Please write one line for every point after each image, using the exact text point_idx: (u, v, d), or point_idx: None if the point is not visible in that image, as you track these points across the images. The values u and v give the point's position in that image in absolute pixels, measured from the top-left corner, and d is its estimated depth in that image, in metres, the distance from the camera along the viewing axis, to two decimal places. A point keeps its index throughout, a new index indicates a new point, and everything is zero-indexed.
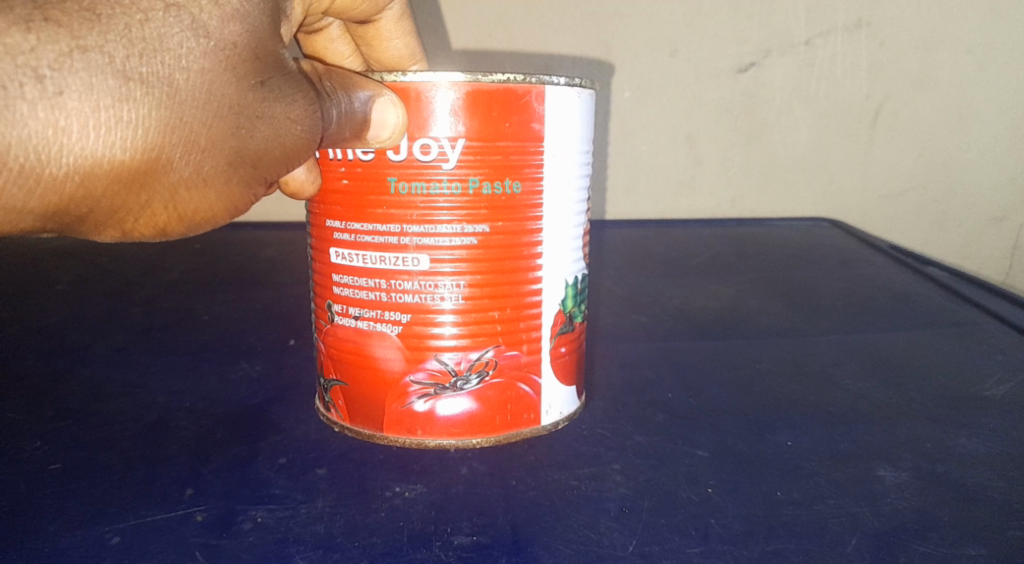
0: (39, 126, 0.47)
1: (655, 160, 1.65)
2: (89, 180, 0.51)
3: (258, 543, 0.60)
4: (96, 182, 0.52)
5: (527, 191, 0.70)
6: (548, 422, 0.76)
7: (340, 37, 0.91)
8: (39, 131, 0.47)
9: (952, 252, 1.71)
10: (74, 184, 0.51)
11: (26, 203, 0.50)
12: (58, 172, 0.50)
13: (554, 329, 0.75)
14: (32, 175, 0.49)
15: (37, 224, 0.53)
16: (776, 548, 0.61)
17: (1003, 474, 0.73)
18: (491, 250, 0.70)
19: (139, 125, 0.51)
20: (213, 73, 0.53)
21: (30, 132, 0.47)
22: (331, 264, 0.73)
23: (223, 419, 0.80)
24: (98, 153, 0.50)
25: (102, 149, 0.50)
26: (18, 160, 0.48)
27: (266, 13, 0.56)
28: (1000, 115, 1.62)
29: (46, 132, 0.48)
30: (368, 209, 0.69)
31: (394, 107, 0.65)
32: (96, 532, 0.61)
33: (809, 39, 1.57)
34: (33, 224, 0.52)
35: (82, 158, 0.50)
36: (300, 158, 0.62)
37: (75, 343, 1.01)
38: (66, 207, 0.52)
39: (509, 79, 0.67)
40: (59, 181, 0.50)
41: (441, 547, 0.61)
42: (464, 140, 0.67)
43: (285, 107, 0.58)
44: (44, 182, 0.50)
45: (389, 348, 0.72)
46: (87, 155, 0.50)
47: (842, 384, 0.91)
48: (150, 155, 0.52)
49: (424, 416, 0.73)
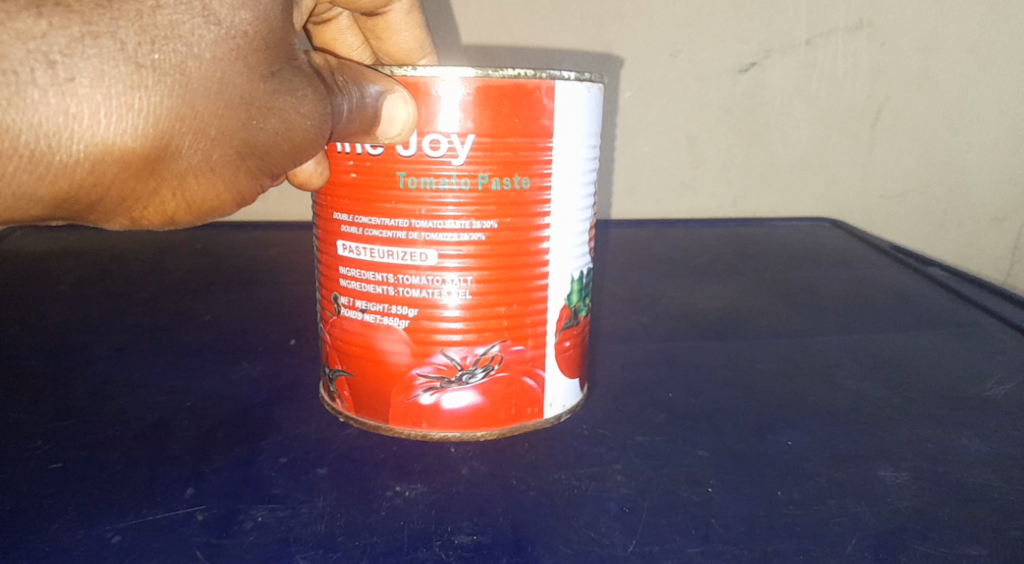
0: (51, 112, 0.47)
1: (656, 161, 1.65)
2: (99, 168, 0.52)
3: (258, 542, 0.60)
4: (106, 169, 0.52)
5: (535, 187, 0.70)
6: (551, 416, 0.77)
7: (349, 27, 0.91)
8: (51, 117, 0.48)
9: (954, 253, 1.71)
10: (85, 171, 0.51)
11: (35, 189, 0.50)
12: (68, 159, 0.50)
13: (559, 323, 0.75)
14: (42, 162, 0.49)
15: (46, 211, 0.53)
16: (776, 548, 0.61)
17: (1004, 475, 0.73)
18: (499, 246, 0.70)
19: (149, 113, 0.51)
20: (224, 62, 0.53)
21: (41, 118, 0.47)
22: (338, 257, 0.73)
23: (224, 419, 0.79)
24: (109, 140, 0.50)
25: (113, 136, 0.50)
26: (28, 146, 0.48)
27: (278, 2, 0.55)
28: (1001, 115, 1.62)
29: (57, 119, 0.48)
30: (377, 203, 0.69)
31: (405, 103, 0.65)
32: (97, 531, 0.61)
33: (810, 39, 1.57)
34: (43, 211, 0.52)
35: (93, 145, 0.50)
36: (309, 152, 0.62)
37: (76, 343, 1.00)
38: (75, 194, 0.53)
39: (520, 74, 0.67)
40: (69, 168, 0.50)
41: (442, 547, 0.61)
42: (473, 136, 0.67)
43: (295, 101, 0.57)
44: (55, 169, 0.50)
45: (396, 342, 0.72)
46: (98, 142, 0.50)
47: (844, 385, 0.91)
48: (160, 141, 0.53)
49: (429, 409, 0.73)
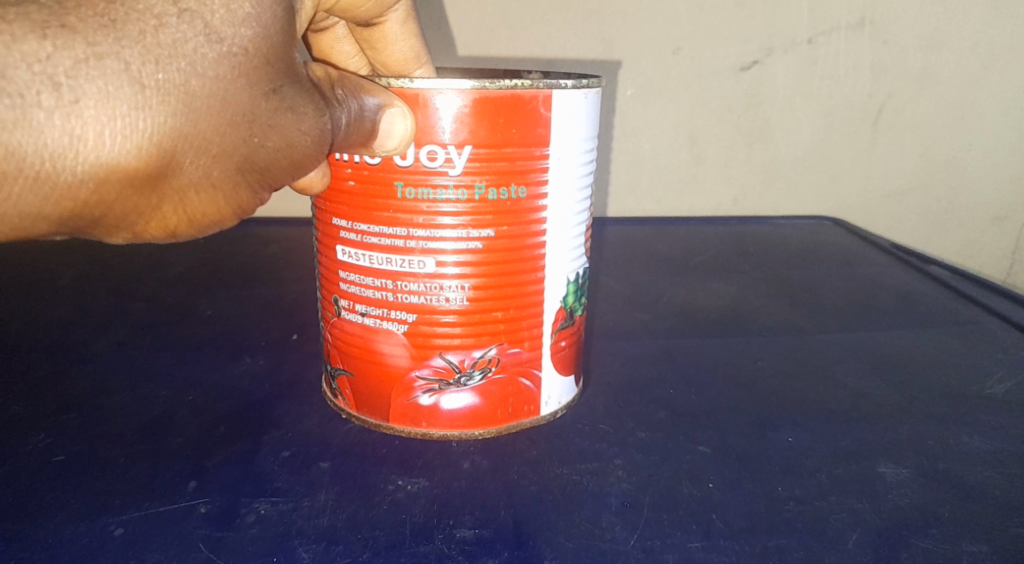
0: (56, 134, 0.48)
1: (657, 159, 1.65)
2: (102, 186, 0.52)
3: (261, 536, 0.61)
4: (110, 187, 0.53)
5: (531, 195, 0.71)
6: (547, 412, 0.78)
7: (344, 36, 0.92)
8: (56, 139, 0.48)
9: (953, 252, 1.74)
10: (89, 190, 0.52)
11: (41, 208, 0.51)
12: (72, 179, 0.50)
13: (554, 325, 0.76)
14: (47, 182, 0.50)
15: (52, 227, 0.54)
16: (777, 544, 0.62)
17: (1005, 473, 0.73)
18: (495, 254, 0.71)
19: (153, 132, 0.51)
20: (227, 80, 0.53)
21: (47, 139, 0.48)
22: (338, 262, 0.74)
23: (226, 414, 0.80)
24: (113, 160, 0.51)
25: (117, 156, 0.51)
26: (34, 167, 0.49)
27: (279, 16, 0.55)
28: (1002, 115, 1.63)
29: (62, 140, 0.48)
30: (375, 211, 0.70)
31: (403, 118, 0.65)
32: (101, 523, 0.62)
33: (812, 37, 1.57)
34: (48, 228, 0.53)
35: (97, 165, 0.50)
36: (308, 166, 0.63)
37: (80, 338, 1.01)
38: (80, 212, 0.53)
39: (516, 85, 0.66)
40: (74, 187, 0.51)
41: (444, 541, 0.61)
42: (470, 147, 0.67)
43: (296, 118, 0.58)
44: (60, 188, 0.51)
45: (395, 346, 0.73)
46: (102, 162, 0.50)
47: (845, 383, 0.91)
48: (163, 159, 0.53)
49: (429, 409, 0.74)
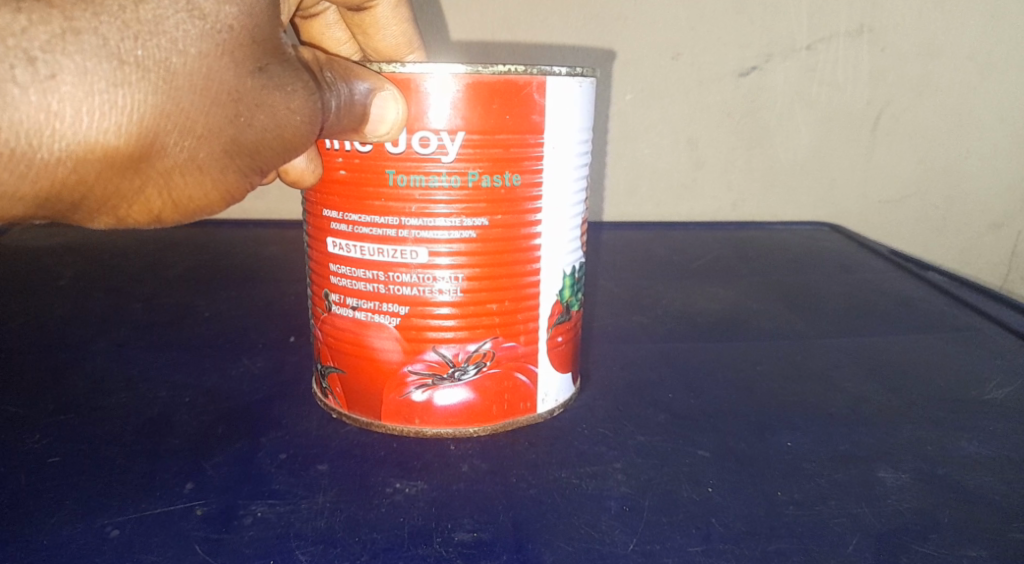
0: (32, 111, 0.46)
1: (656, 164, 1.65)
2: (81, 167, 0.51)
3: (257, 537, 0.59)
4: (89, 168, 0.51)
5: (526, 183, 0.69)
6: (544, 410, 0.77)
7: (336, 22, 0.90)
8: (32, 116, 0.47)
9: (949, 258, 1.73)
10: (67, 170, 0.50)
11: (17, 188, 0.49)
12: (50, 158, 0.49)
13: (552, 318, 0.75)
14: (23, 161, 0.48)
15: (29, 210, 0.52)
16: (777, 547, 0.61)
17: (1004, 477, 0.72)
18: (489, 245, 0.70)
19: (134, 110, 0.50)
20: (210, 58, 0.52)
21: (22, 116, 0.46)
22: (328, 254, 0.72)
23: (223, 415, 0.78)
24: (92, 138, 0.49)
25: (96, 135, 0.49)
26: (9, 145, 0.47)
27: None
28: (998, 122, 1.63)
29: (39, 117, 0.47)
30: (367, 201, 0.69)
31: (395, 102, 0.63)
32: (96, 526, 0.60)
33: (810, 44, 1.57)
34: (26, 211, 0.51)
35: (76, 144, 0.49)
36: (298, 150, 0.61)
37: (73, 338, 0.99)
38: (59, 193, 0.51)
39: (510, 70, 0.65)
40: (51, 167, 0.49)
41: (442, 544, 0.60)
42: (463, 133, 0.66)
43: (285, 96, 0.57)
44: (37, 167, 0.49)
45: (387, 339, 0.72)
46: (81, 140, 0.49)
47: (845, 387, 0.90)
48: (145, 140, 0.52)
49: (422, 406, 0.73)
